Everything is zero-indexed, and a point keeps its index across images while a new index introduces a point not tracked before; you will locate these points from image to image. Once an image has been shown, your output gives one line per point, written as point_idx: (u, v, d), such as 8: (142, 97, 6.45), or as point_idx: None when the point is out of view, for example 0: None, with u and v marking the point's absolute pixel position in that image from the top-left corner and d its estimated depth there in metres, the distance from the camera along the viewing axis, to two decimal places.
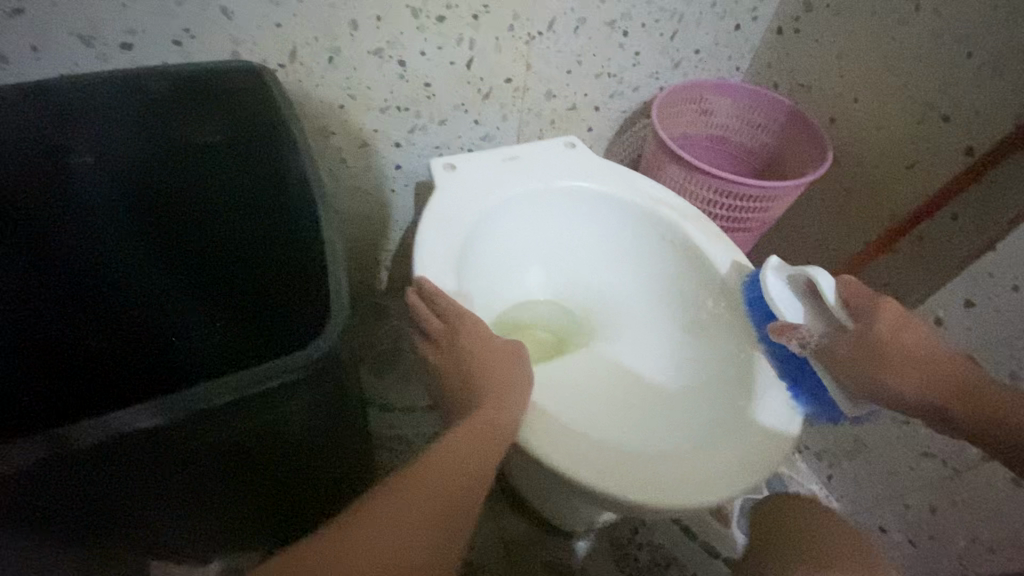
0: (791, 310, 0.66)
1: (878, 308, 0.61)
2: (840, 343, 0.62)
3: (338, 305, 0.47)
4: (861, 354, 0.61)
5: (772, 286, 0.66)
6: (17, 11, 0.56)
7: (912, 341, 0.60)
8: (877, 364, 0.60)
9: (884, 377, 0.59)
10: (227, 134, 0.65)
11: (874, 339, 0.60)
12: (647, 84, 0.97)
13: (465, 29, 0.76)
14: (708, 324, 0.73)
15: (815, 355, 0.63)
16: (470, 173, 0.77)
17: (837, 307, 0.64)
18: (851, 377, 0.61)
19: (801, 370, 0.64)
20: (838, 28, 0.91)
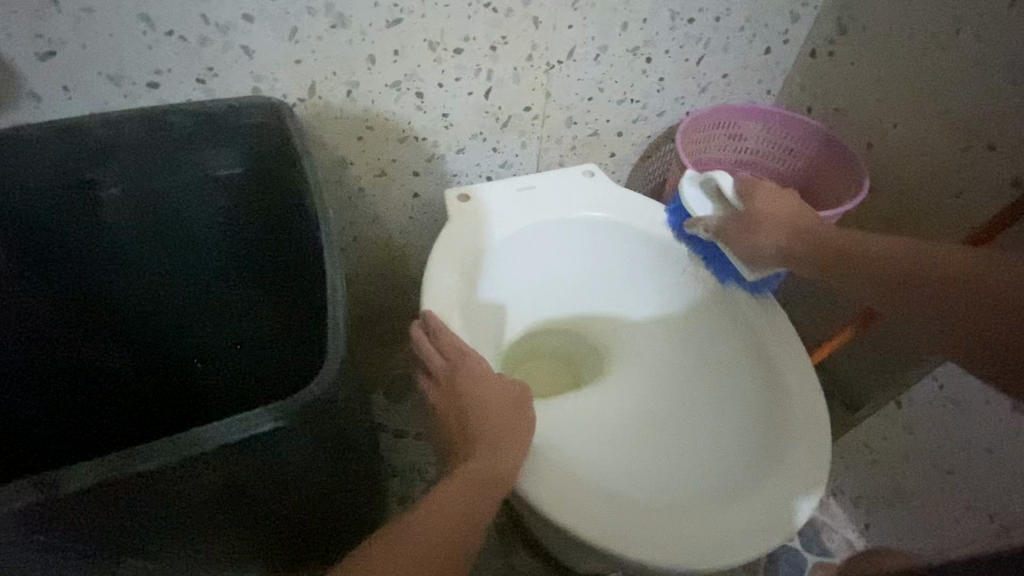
0: (697, 202, 0.75)
1: (752, 185, 0.72)
2: (730, 221, 0.72)
3: (335, 347, 0.48)
4: (742, 224, 0.71)
5: (687, 192, 0.74)
6: (51, 54, 0.59)
7: (780, 207, 0.69)
8: (753, 229, 0.70)
9: (758, 238, 0.69)
10: (245, 168, 0.67)
11: (750, 210, 0.70)
12: (672, 110, 0.94)
13: (482, 60, 0.75)
14: (722, 366, 0.73)
15: (715, 235, 0.73)
16: (483, 204, 0.76)
17: (735, 198, 0.73)
18: (740, 245, 0.71)
19: (715, 253, 0.75)
20: (877, 51, 0.86)
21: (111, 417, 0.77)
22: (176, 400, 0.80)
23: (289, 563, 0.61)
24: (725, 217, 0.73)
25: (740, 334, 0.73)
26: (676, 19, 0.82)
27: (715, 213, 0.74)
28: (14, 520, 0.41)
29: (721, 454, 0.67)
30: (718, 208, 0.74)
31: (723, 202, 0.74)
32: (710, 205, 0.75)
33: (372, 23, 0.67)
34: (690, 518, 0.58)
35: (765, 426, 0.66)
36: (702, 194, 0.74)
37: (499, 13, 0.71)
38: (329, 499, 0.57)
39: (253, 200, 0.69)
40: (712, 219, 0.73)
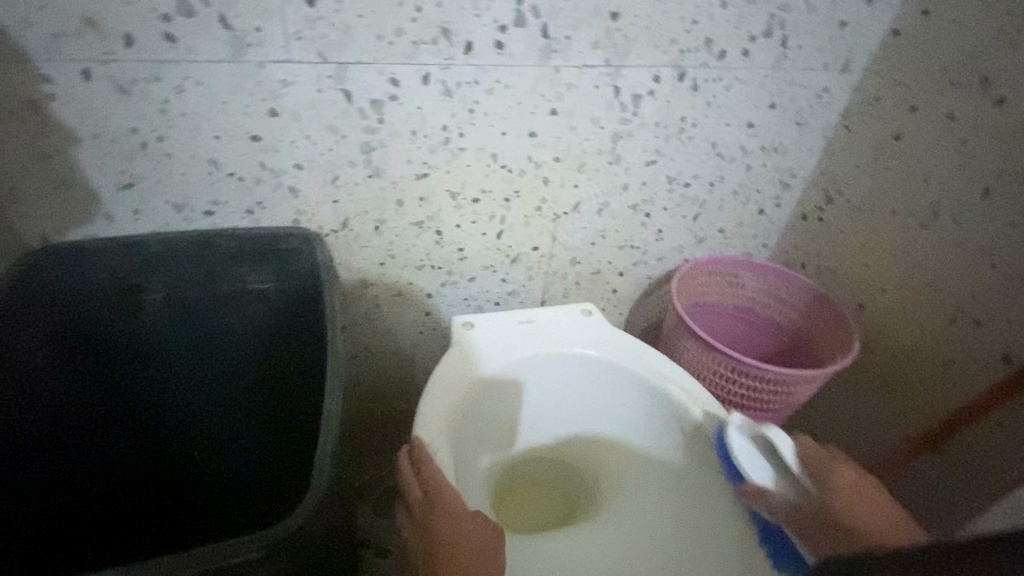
0: (755, 468, 0.70)
1: (825, 466, 0.69)
2: (797, 504, 0.68)
3: (320, 479, 0.51)
4: (817, 518, 0.66)
5: (736, 445, 0.71)
6: (130, 184, 0.70)
7: (863, 505, 0.65)
8: (832, 529, 0.65)
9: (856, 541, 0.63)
10: (278, 284, 0.74)
11: (823, 500, 0.67)
12: (671, 256, 1.02)
13: (496, 208, 0.85)
14: (706, 512, 0.74)
15: (781, 516, 0.67)
16: (486, 333, 0.82)
17: (798, 470, 0.70)
18: (814, 539, 0.65)
19: (774, 536, 0.67)
20: (860, 222, 0.93)
21: (99, 522, 0.74)
22: (165, 509, 0.78)
23: None
24: (788, 494, 0.69)
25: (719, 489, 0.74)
26: (674, 182, 0.92)
27: (774, 484, 0.70)
28: None
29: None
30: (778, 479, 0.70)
31: (780, 468, 0.71)
32: (766, 469, 0.71)
33: (403, 176, 0.78)
34: None
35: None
36: (756, 456, 0.71)
37: (513, 172, 0.82)
38: None
39: (278, 313, 0.75)
40: (773, 493, 0.69)
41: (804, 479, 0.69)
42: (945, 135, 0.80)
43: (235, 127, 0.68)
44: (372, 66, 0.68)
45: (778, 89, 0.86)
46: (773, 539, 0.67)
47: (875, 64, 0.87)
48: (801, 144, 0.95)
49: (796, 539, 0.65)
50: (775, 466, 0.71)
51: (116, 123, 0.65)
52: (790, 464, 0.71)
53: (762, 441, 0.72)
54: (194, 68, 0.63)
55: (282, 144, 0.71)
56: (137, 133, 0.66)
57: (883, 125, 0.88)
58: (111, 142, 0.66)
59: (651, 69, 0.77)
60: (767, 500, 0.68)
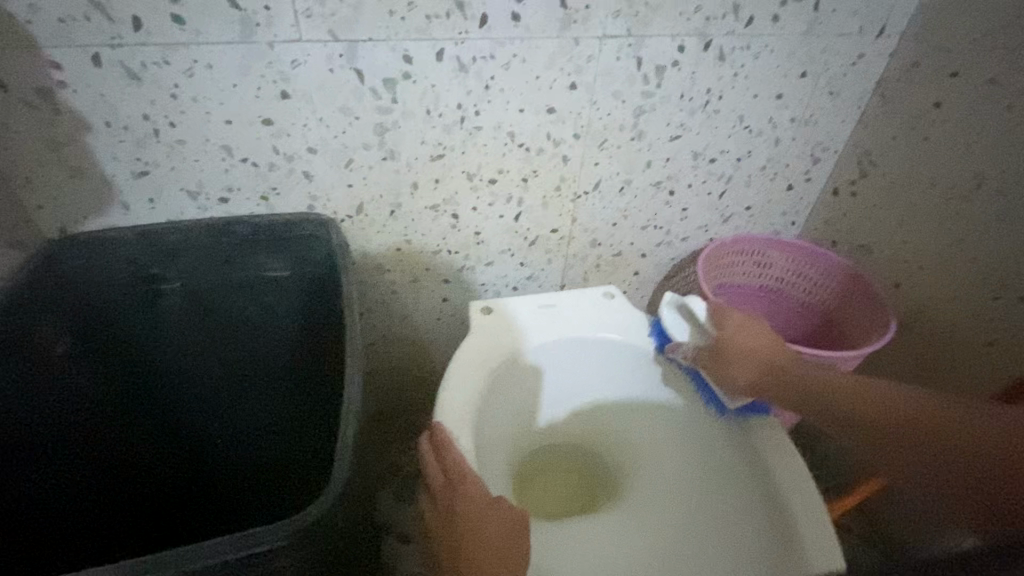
0: (676, 328, 0.78)
1: (724, 310, 0.75)
2: (703, 349, 0.75)
3: (341, 465, 0.50)
4: (710, 354, 0.74)
5: (665, 317, 0.79)
6: (144, 173, 0.69)
7: (750, 340, 0.72)
8: (721, 360, 0.73)
9: (728, 372, 0.72)
10: (293, 271, 0.73)
11: (717, 339, 0.74)
12: (695, 236, 0.98)
13: (514, 189, 0.83)
14: (734, 487, 0.72)
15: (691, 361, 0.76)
16: (504, 316, 0.80)
17: (708, 323, 0.76)
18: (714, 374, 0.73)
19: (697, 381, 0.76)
20: (897, 196, 0.89)
21: (117, 512, 0.75)
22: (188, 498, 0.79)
23: None
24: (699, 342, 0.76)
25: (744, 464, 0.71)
26: (698, 158, 0.88)
27: (690, 339, 0.77)
28: None
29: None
30: (693, 334, 0.77)
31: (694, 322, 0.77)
32: (684, 328, 0.78)
33: (418, 157, 0.75)
34: None
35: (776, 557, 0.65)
36: (679, 319, 0.78)
37: (531, 151, 0.79)
38: None
39: (296, 301, 0.75)
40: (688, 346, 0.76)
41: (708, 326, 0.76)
42: (991, 102, 0.74)
43: (246, 112, 0.67)
44: (384, 43, 0.65)
45: (809, 57, 0.81)
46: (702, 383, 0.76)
47: (914, 28, 0.82)
48: (833, 115, 0.90)
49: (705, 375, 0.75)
50: (693, 322, 0.77)
51: (128, 110, 0.64)
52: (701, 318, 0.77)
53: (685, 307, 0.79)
54: (202, 50, 0.62)
55: (294, 127, 0.69)
56: (148, 119, 0.65)
57: (922, 93, 0.82)
58: (124, 129, 0.65)
59: (674, 38, 0.74)
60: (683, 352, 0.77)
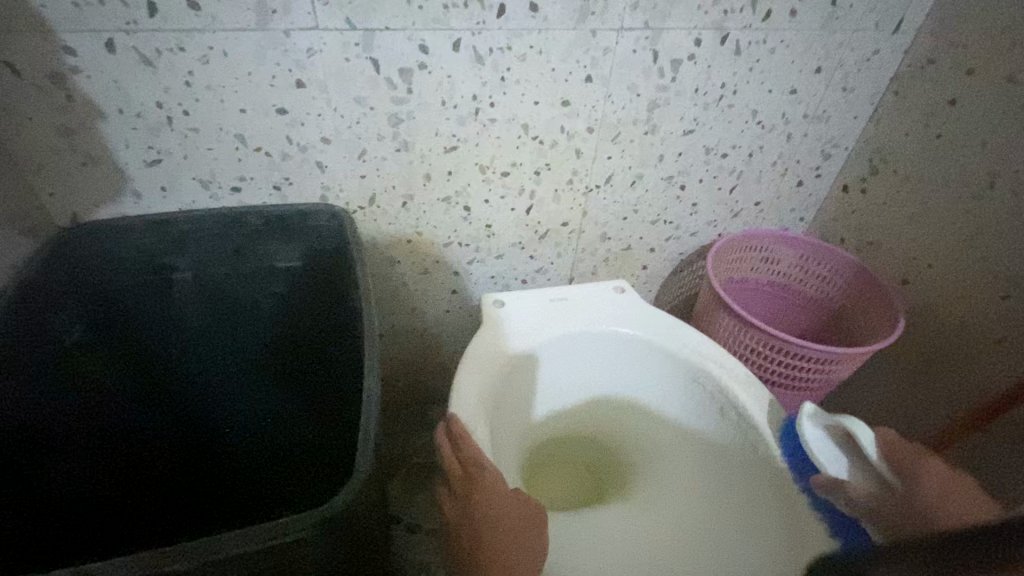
0: (831, 457, 0.64)
1: (912, 458, 0.61)
2: (883, 501, 0.61)
3: (363, 456, 0.50)
4: (901, 513, 0.59)
5: (808, 434, 0.65)
6: (156, 161, 0.68)
7: (966, 505, 0.56)
8: (927, 529, 0.56)
9: (936, 518, 0.56)
10: (305, 262, 0.73)
11: (909, 496, 0.59)
12: (705, 231, 0.98)
13: (527, 181, 0.82)
14: (737, 476, 0.72)
15: (863, 512, 0.61)
16: (517, 310, 0.80)
17: (880, 462, 0.63)
18: (900, 539, 0.58)
19: (855, 536, 0.61)
20: (906, 193, 0.89)
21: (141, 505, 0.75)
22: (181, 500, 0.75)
23: None
24: (872, 488, 0.62)
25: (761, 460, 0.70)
26: (710, 153, 0.88)
27: (853, 477, 0.63)
28: None
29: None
30: (855, 472, 0.64)
31: (855, 457, 0.65)
32: (841, 458, 0.65)
33: (432, 148, 0.75)
34: None
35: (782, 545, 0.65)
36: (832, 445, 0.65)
37: (545, 143, 0.79)
38: None
39: (308, 292, 0.75)
40: (854, 488, 0.62)
41: (887, 469, 0.62)
42: (1006, 100, 0.74)
43: (261, 100, 0.66)
44: (401, 32, 0.65)
45: (824, 51, 0.81)
46: (863, 547, 0.60)
47: (929, 24, 0.82)
48: (845, 111, 0.90)
49: (879, 536, 0.59)
50: (850, 457, 0.65)
51: (141, 97, 0.63)
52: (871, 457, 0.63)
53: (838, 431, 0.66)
54: (218, 37, 0.61)
55: (308, 117, 0.69)
56: (162, 107, 0.64)
57: (934, 90, 0.82)
58: (137, 117, 0.64)
59: (691, 31, 0.73)
60: (847, 493, 0.62)
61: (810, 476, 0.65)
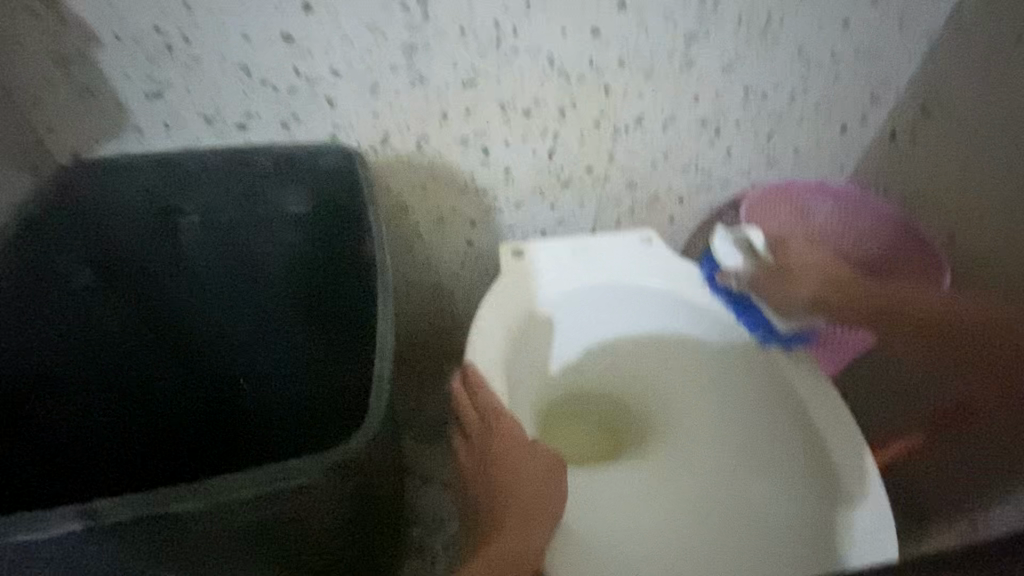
0: (730, 255, 0.75)
1: (776, 240, 0.79)
2: (760, 272, 0.76)
3: (378, 401, 0.48)
4: (773, 274, 0.76)
5: (720, 249, 0.76)
6: (157, 94, 0.64)
7: (804, 259, 0.77)
8: (783, 279, 0.76)
9: (791, 289, 0.75)
10: (315, 207, 0.69)
11: (775, 261, 0.76)
12: (737, 181, 0.92)
13: (550, 122, 0.77)
14: (785, 462, 0.70)
15: (746, 286, 0.75)
16: (538, 260, 0.76)
17: (763, 250, 0.76)
18: (769, 294, 0.75)
19: (744, 305, 0.75)
20: (961, 141, 0.82)
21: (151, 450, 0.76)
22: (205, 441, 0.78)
23: None
24: (754, 267, 0.76)
25: (784, 408, 0.71)
26: (749, 94, 0.81)
27: (744, 263, 0.75)
28: (57, 544, 0.41)
29: (750, 535, 0.67)
30: (747, 259, 0.76)
31: (751, 255, 0.77)
32: (742, 258, 0.76)
33: (449, 83, 0.70)
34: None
35: (814, 497, 0.66)
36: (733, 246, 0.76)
37: (571, 79, 0.73)
38: (353, 548, 0.56)
39: (319, 238, 0.71)
40: (741, 269, 0.75)
41: (765, 252, 0.77)
42: None
43: (265, 26, 0.61)
44: None
45: None
46: (743, 307, 0.75)
47: None
48: (901, 47, 0.81)
49: (755, 299, 0.75)
50: (748, 255, 0.76)
51: (138, 20, 0.59)
52: (757, 247, 0.77)
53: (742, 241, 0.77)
54: None
55: (316, 46, 0.64)
56: (160, 32, 0.60)
57: (1005, 23, 0.74)
58: (134, 43, 0.60)
59: None
60: (738, 280, 0.76)
61: (714, 275, 0.77)
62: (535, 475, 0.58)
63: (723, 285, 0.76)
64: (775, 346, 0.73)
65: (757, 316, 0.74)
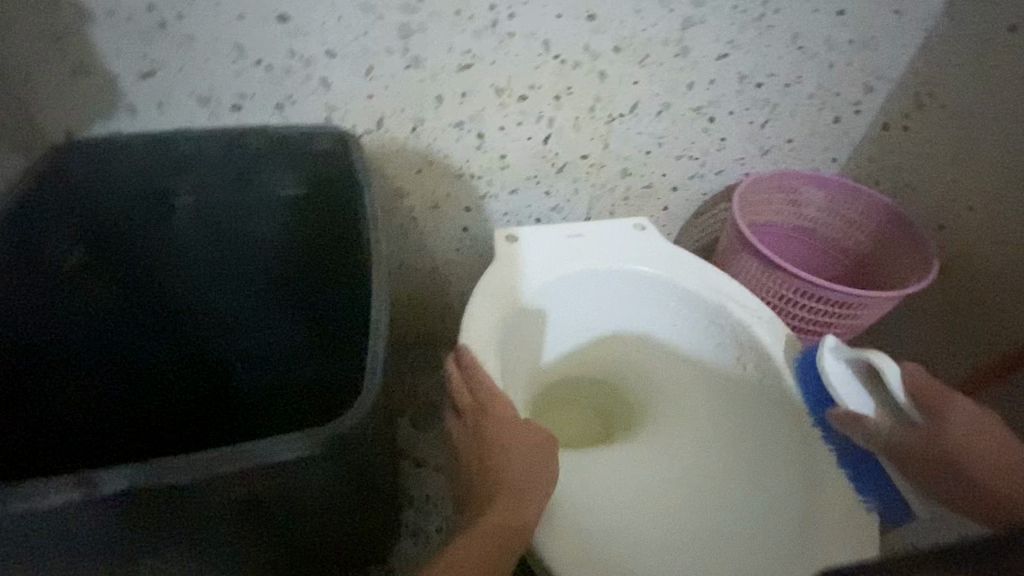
0: (849, 390, 0.67)
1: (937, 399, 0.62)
2: (907, 439, 0.62)
3: (371, 379, 0.48)
4: (932, 459, 0.60)
5: (830, 367, 0.67)
6: (151, 73, 0.64)
7: (982, 446, 0.59)
8: (954, 481, 0.59)
9: (956, 486, 0.59)
10: (311, 189, 0.69)
11: (943, 445, 0.60)
12: (731, 170, 0.93)
13: (546, 108, 0.77)
14: (774, 449, 0.70)
15: (881, 447, 0.63)
16: (532, 245, 0.76)
17: (906, 402, 0.64)
18: (929, 484, 0.60)
19: (869, 467, 0.64)
20: (952, 132, 0.82)
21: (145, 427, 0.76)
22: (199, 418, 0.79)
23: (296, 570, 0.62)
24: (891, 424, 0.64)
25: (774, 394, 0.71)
26: (744, 81, 0.81)
27: (879, 417, 0.65)
28: (51, 513, 0.41)
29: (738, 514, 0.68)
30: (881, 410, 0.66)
31: (879, 394, 0.68)
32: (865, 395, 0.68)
33: (446, 67, 0.70)
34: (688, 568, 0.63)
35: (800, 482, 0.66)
36: (855, 385, 0.67)
37: (567, 64, 0.73)
38: (346, 521, 0.57)
39: (314, 221, 0.71)
40: (875, 422, 0.64)
41: (914, 410, 0.64)
42: None
43: (260, 5, 0.61)
44: None
45: None
46: (869, 468, 0.64)
47: None
48: (894, 37, 0.82)
49: (894, 470, 0.63)
50: (877, 394, 0.68)
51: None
52: (899, 400, 0.64)
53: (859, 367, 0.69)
54: None
55: (312, 26, 0.64)
56: (154, 10, 0.59)
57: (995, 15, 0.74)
58: (127, 21, 0.60)
59: None
60: (863, 429, 0.64)
61: (827, 408, 0.67)
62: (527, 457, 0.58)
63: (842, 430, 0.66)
64: (873, 503, 0.61)
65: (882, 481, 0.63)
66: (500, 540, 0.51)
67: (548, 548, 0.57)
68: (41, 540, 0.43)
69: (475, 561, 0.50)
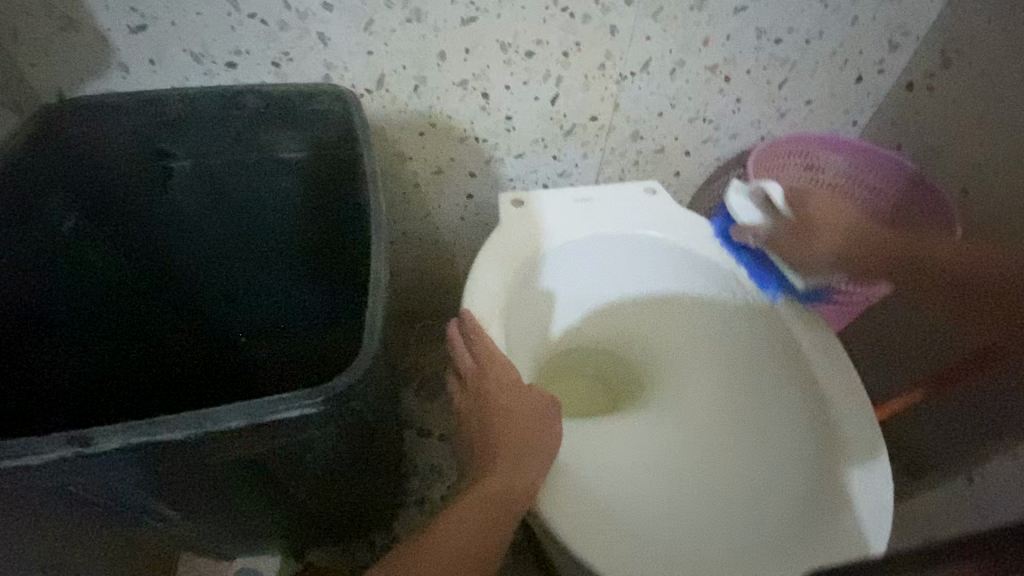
0: (748, 213, 0.73)
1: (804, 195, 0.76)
2: (782, 229, 0.73)
3: (370, 340, 0.46)
4: (793, 228, 0.73)
5: (733, 200, 0.74)
6: (142, 28, 0.62)
7: (832, 215, 0.74)
8: (806, 231, 0.73)
9: (811, 245, 0.72)
10: (310, 151, 0.67)
11: (800, 215, 0.74)
12: (746, 133, 0.89)
13: (552, 65, 0.74)
14: (785, 418, 0.68)
15: (765, 241, 0.72)
16: (536, 207, 0.74)
17: (785, 209, 0.73)
18: (791, 254, 0.72)
19: (760, 260, 0.73)
20: (981, 91, 0.78)
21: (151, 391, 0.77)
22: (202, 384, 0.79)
23: (300, 530, 0.62)
24: (774, 224, 0.73)
25: (782, 359, 0.70)
26: (762, 38, 0.77)
27: (764, 222, 0.73)
28: (46, 468, 0.41)
29: (743, 480, 0.67)
30: (768, 217, 0.73)
31: (772, 212, 0.73)
32: (759, 214, 0.73)
33: (447, 20, 0.66)
34: (692, 530, 0.62)
35: (808, 448, 0.64)
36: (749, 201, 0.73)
37: (575, 18, 0.69)
38: (350, 485, 0.56)
39: (314, 184, 0.69)
40: (761, 227, 0.72)
41: (788, 212, 0.73)
42: None
43: None
44: None
45: None
46: (755, 259, 0.73)
47: None
48: None
49: (776, 257, 0.72)
50: (768, 212, 0.73)
51: None
52: (780, 209, 0.73)
53: (762, 200, 0.74)
54: None
55: None
56: None
57: None
58: None
59: None
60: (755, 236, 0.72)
61: (729, 233, 0.75)
62: (528, 420, 0.57)
63: (743, 240, 0.73)
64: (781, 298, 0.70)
65: (774, 272, 0.72)
66: (501, 505, 0.51)
67: (553, 515, 0.56)
68: (41, 494, 0.43)
69: (473, 525, 0.50)
